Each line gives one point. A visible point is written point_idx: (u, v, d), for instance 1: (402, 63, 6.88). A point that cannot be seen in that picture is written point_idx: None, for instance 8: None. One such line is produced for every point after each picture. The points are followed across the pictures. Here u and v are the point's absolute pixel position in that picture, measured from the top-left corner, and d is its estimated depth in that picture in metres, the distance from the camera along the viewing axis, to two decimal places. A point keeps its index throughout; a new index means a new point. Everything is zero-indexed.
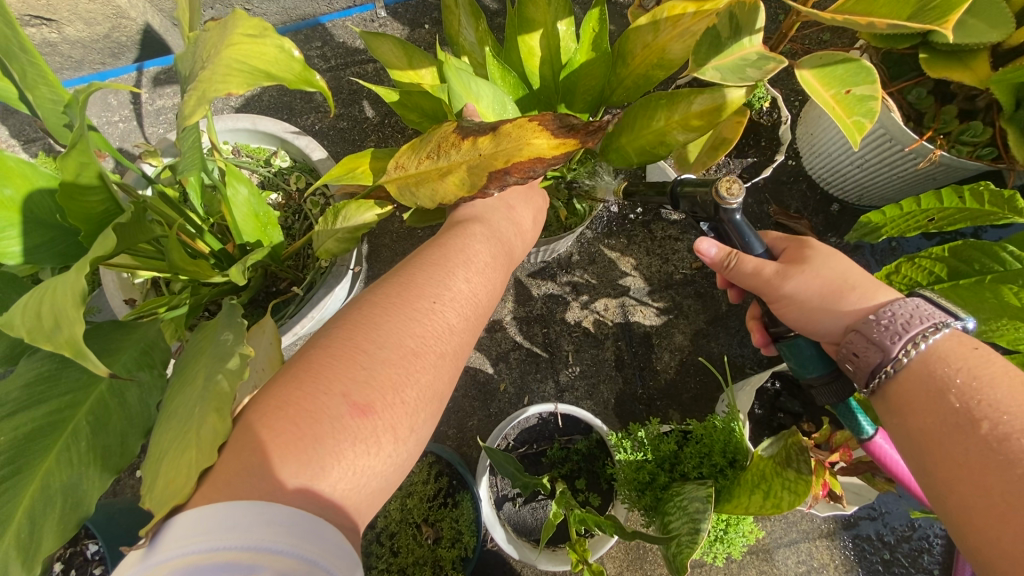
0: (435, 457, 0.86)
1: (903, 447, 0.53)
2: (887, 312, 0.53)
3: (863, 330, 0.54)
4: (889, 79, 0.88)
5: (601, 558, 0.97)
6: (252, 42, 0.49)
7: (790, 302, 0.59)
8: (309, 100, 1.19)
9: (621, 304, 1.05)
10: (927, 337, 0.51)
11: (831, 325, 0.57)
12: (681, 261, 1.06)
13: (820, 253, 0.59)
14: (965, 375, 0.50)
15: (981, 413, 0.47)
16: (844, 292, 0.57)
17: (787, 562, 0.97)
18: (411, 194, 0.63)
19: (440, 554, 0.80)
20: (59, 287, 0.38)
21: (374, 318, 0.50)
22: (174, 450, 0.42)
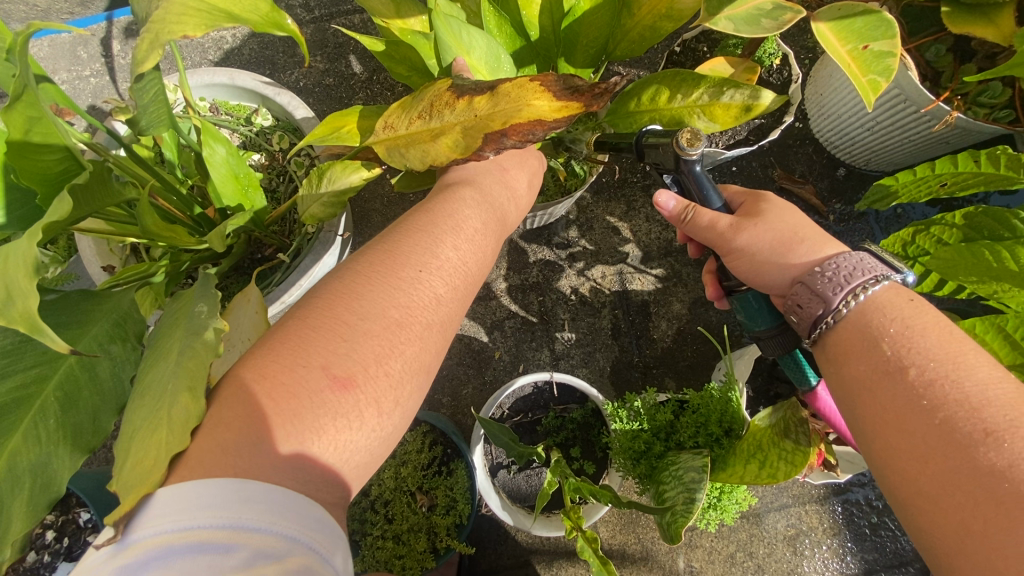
0: (429, 426, 0.86)
1: (843, 403, 0.53)
2: (829, 264, 0.54)
3: (808, 281, 0.54)
4: (906, 35, 0.83)
5: (595, 522, 0.98)
6: None
7: (742, 256, 0.59)
8: (293, 54, 1.12)
9: (619, 271, 1.03)
10: (867, 289, 0.52)
11: (779, 279, 0.58)
12: None
13: (774, 206, 0.61)
14: (899, 324, 0.50)
15: (910, 361, 0.48)
16: (793, 244, 0.57)
17: (777, 525, 0.99)
18: (401, 155, 0.58)
19: (435, 520, 0.80)
20: (10, 255, 0.35)
21: (358, 287, 0.48)
22: (144, 432, 0.40)
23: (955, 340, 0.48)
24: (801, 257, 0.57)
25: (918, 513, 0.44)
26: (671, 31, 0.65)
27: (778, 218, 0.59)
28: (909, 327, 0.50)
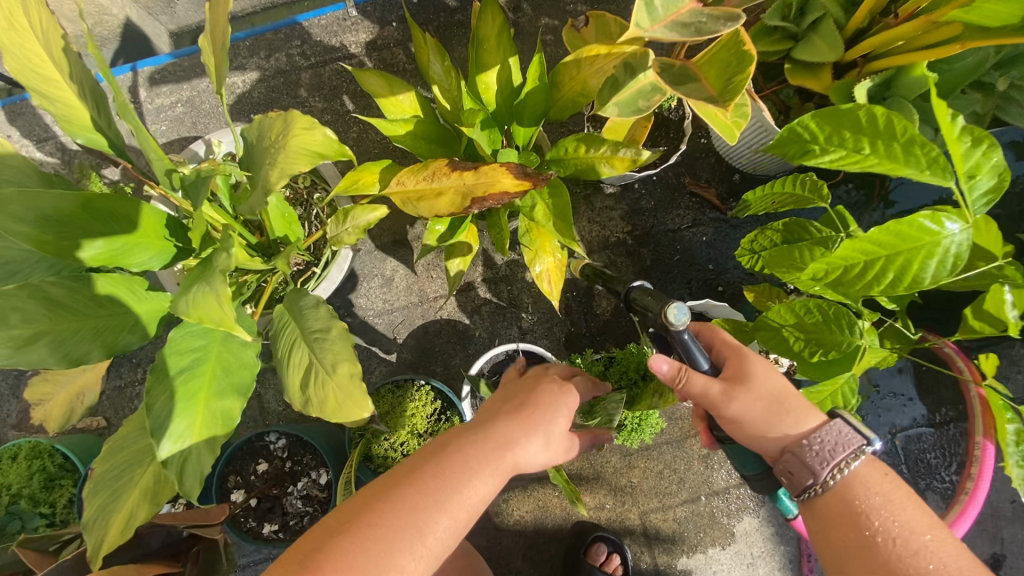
0: (431, 387, 1.14)
1: (820, 537, 0.76)
2: (818, 440, 0.76)
3: (798, 453, 0.76)
4: (766, 82, 1.13)
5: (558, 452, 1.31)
6: (307, 133, 0.70)
7: (733, 419, 0.80)
8: (296, 97, 1.38)
9: (568, 263, 1.32)
10: (848, 464, 0.74)
11: (769, 445, 0.79)
12: (615, 226, 1.33)
13: (757, 371, 0.81)
14: (879, 497, 0.72)
15: (877, 522, 0.70)
16: (779, 416, 0.79)
17: (694, 447, 1.32)
18: (413, 206, 0.88)
19: None
20: (213, 291, 0.63)
21: (421, 480, 0.63)
22: (327, 380, 0.77)
23: (918, 509, 0.71)
24: (792, 428, 0.78)
25: None
26: (585, 104, 0.94)
27: (770, 389, 0.80)
28: (871, 498, 0.72)
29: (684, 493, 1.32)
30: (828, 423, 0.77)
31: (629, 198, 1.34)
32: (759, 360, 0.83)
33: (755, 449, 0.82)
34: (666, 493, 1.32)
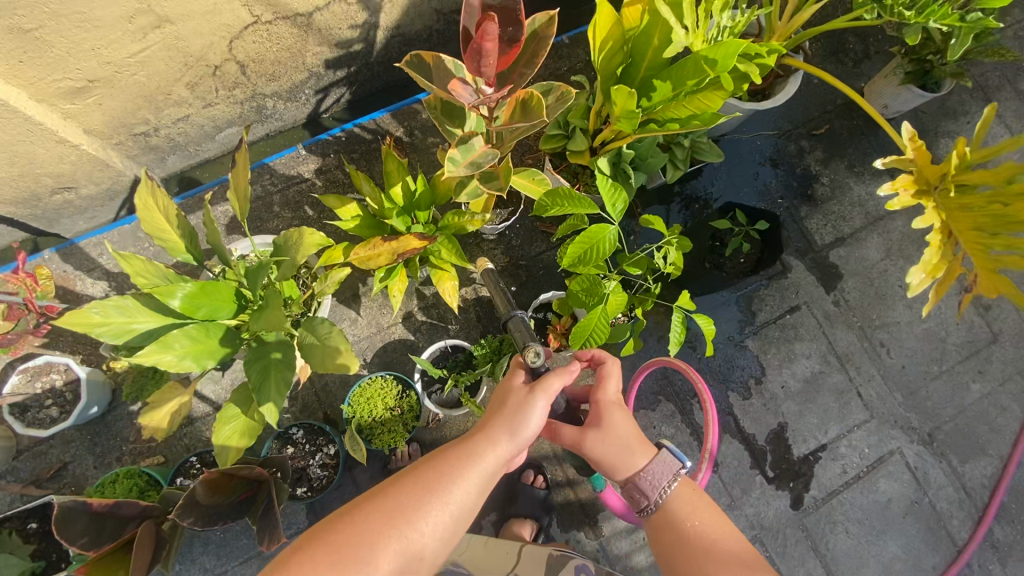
0: (396, 378, 1.79)
1: (663, 546, 1.18)
2: (646, 473, 1.22)
3: (637, 483, 1.22)
4: (562, 161, 1.93)
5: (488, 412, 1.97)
6: (311, 237, 1.36)
7: (597, 455, 1.27)
8: (273, 212, 2.06)
9: (472, 288, 2.03)
10: (671, 484, 1.22)
11: (624, 474, 1.25)
12: (498, 260, 2.07)
13: (615, 420, 1.27)
14: (689, 512, 1.18)
15: (690, 519, 1.17)
16: (624, 455, 1.25)
17: None
18: (365, 265, 1.56)
19: (407, 417, 1.75)
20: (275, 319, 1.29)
21: (451, 484, 0.98)
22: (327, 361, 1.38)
23: (710, 510, 1.19)
24: (637, 465, 1.24)
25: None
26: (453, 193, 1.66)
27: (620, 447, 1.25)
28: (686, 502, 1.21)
29: None
30: (655, 459, 1.24)
31: (504, 241, 2.08)
32: (617, 410, 1.28)
33: (610, 474, 1.28)
34: None
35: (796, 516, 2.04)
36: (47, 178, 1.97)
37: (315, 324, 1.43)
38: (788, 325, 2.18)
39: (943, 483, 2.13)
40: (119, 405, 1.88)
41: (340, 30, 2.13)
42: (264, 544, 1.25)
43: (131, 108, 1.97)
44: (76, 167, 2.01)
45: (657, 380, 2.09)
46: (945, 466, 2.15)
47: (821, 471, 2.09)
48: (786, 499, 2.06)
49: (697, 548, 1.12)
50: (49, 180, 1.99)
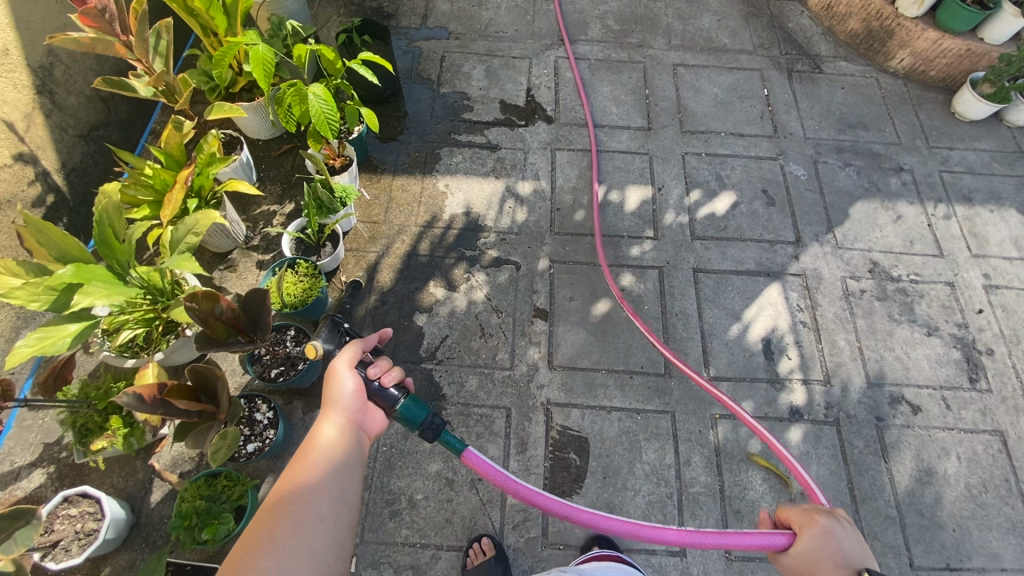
0: (279, 266, 2.25)
1: (799, 568, 1.42)
2: (845, 540, 1.39)
3: (826, 529, 1.42)
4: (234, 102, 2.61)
5: (363, 249, 2.57)
6: (107, 189, 1.79)
7: (818, 547, 1.40)
8: None
9: (278, 215, 2.60)
10: (846, 521, 1.45)
11: (800, 551, 1.42)
12: (274, 189, 2.67)
13: (840, 533, 1.41)
14: (810, 553, 1.40)
15: (831, 535, 1.41)
16: (813, 561, 1.39)
17: (394, 193, 2.71)
18: (172, 206, 2.04)
19: (308, 270, 2.24)
20: None
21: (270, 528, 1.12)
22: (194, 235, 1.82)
23: (830, 561, 1.37)
24: None
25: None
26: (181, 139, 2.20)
27: (821, 547, 1.39)
28: (851, 544, 1.39)
29: (414, 204, 2.69)
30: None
31: (265, 179, 2.69)
32: (850, 537, 1.40)
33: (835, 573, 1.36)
34: (411, 212, 2.67)
35: (557, 124, 2.96)
36: None
37: (177, 239, 1.82)
38: (449, 66, 3.12)
39: (591, 48, 3.24)
40: (142, 505, 2.02)
41: (22, 192, 2.51)
42: (268, 323, 1.73)
43: None
44: None
45: (426, 146, 2.86)
46: (583, 43, 3.26)
47: (541, 98, 3.04)
48: (544, 122, 2.96)
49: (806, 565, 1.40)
50: None
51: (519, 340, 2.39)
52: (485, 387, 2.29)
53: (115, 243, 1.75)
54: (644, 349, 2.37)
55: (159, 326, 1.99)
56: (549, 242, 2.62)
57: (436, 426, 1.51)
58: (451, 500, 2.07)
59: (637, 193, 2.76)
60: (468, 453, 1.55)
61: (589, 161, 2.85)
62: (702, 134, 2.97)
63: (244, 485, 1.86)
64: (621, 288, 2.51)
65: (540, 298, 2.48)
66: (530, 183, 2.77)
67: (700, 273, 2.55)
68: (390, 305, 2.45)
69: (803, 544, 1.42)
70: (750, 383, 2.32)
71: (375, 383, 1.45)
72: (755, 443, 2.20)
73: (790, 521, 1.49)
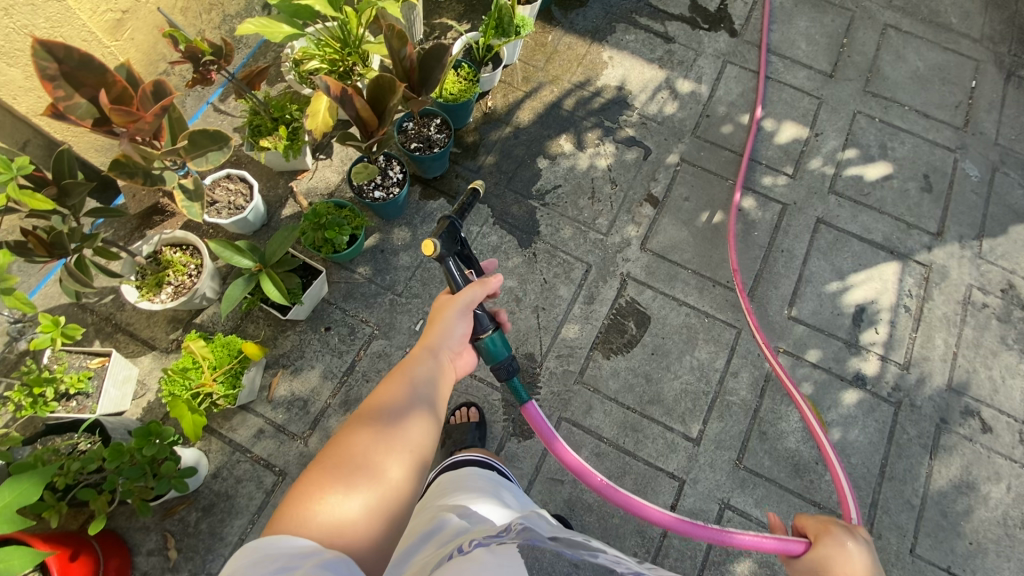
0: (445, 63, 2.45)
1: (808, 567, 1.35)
2: (862, 546, 1.33)
3: (843, 533, 1.35)
4: None
5: (515, 86, 2.70)
6: None
7: (832, 552, 1.32)
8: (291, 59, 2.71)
9: (454, 29, 2.77)
10: (868, 535, 1.39)
11: (814, 556, 1.34)
12: (457, 7, 2.84)
13: (849, 538, 1.34)
14: (825, 558, 1.33)
15: (847, 540, 1.33)
16: (826, 565, 1.32)
17: (560, 48, 2.80)
18: None
19: (469, 75, 2.43)
20: None
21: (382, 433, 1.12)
22: None
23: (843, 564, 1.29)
24: None
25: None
26: None
27: (836, 554, 1.31)
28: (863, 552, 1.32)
29: (574, 64, 2.77)
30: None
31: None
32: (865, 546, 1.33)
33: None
34: (569, 69, 2.75)
35: (738, 39, 2.88)
36: None
37: None
38: None
39: None
40: (274, 214, 2.39)
41: None
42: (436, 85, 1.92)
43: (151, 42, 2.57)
44: None
45: (605, 16, 2.88)
46: None
47: (733, 10, 2.95)
48: (726, 33, 2.89)
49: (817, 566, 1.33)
50: None
51: (623, 213, 2.47)
52: (577, 239, 2.42)
53: None
54: (736, 267, 2.40)
55: (338, 72, 2.26)
56: (686, 142, 2.64)
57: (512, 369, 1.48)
58: (514, 315, 2.28)
59: (792, 129, 2.68)
60: (529, 405, 1.54)
61: (756, 84, 2.77)
62: (884, 100, 2.78)
63: (358, 221, 2.13)
64: (738, 208, 2.51)
65: (657, 187, 2.53)
66: (689, 84, 2.76)
67: (823, 224, 2.49)
68: (520, 140, 2.59)
69: (818, 552, 1.33)
70: (826, 337, 2.30)
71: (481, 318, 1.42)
72: (807, 387, 2.22)
73: (805, 530, 1.41)
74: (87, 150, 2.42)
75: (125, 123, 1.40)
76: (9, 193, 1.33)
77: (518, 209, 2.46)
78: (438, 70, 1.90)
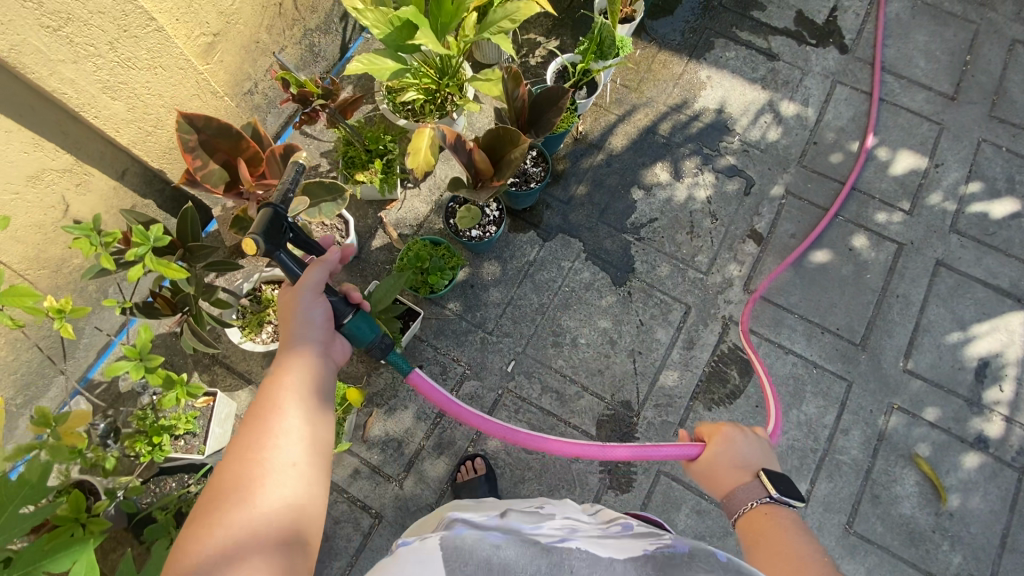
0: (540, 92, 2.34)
1: (704, 471, 1.52)
2: (750, 441, 1.50)
3: (732, 430, 1.52)
4: None
5: (606, 109, 2.57)
6: None
7: (718, 449, 1.49)
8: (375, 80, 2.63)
9: (542, 47, 2.64)
10: (754, 430, 1.57)
11: (704, 457, 1.52)
12: (546, 21, 2.69)
13: (738, 435, 1.51)
14: (713, 459, 1.49)
15: (731, 435, 1.51)
16: (716, 466, 1.48)
17: (655, 66, 2.63)
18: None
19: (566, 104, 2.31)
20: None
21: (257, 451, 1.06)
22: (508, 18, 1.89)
23: (730, 459, 1.47)
24: (728, 484, 1.43)
25: (704, 476, 1.52)
26: None
27: (722, 451, 1.48)
28: (756, 449, 1.49)
29: (670, 84, 2.61)
30: (751, 483, 1.39)
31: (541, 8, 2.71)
32: (754, 444, 1.50)
33: (737, 477, 1.43)
34: (664, 90, 2.60)
35: (849, 56, 2.65)
36: None
37: (491, 22, 1.92)
38: None
39: None
40: (364, 245, 2.35)
41: None
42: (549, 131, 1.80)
43: (239, 62, 2.54)
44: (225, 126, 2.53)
45: (703, 30, 2.69)
46: None
47: (844, 22, 2.71)
48: (836, 49, 2.67)
49: (709, 465, 1.50)
50: None
51: (724, 251, 2.34)
52: (674, 278, 2.30)
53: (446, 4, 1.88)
54: (846, 313, 2.25)
55: (435, 102, 2.18)
56: (791, 173, 2.47)
57: (383, 348, 1.46)
58: (608, 358, 2.20)
59: (909, 159, 2.47)
60: (412, 375, 1.50)
61: (869, 108, 2.56)
62: (1013, 127, 2.53)
63: (456, 260, 2.09)
64: (848, 247, 2.35)
65: (760, 222, 2.38)
66: (795, 107, 2.57)
67: (942, 268, 2.30)
68: (613, 168, 2.47)
69: (710, 452, 1.50)
70: (945, 393, 2.15)
71: (338, 301, 1.34)
72: (924, 447, 2.08)
73: (703, 437, 1.58)
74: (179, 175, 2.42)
75: (251, 180, 1.32)
76: (147, 264, 1.28)
77: (612, 244, 2.35)
78: (550, 115, 1.80)
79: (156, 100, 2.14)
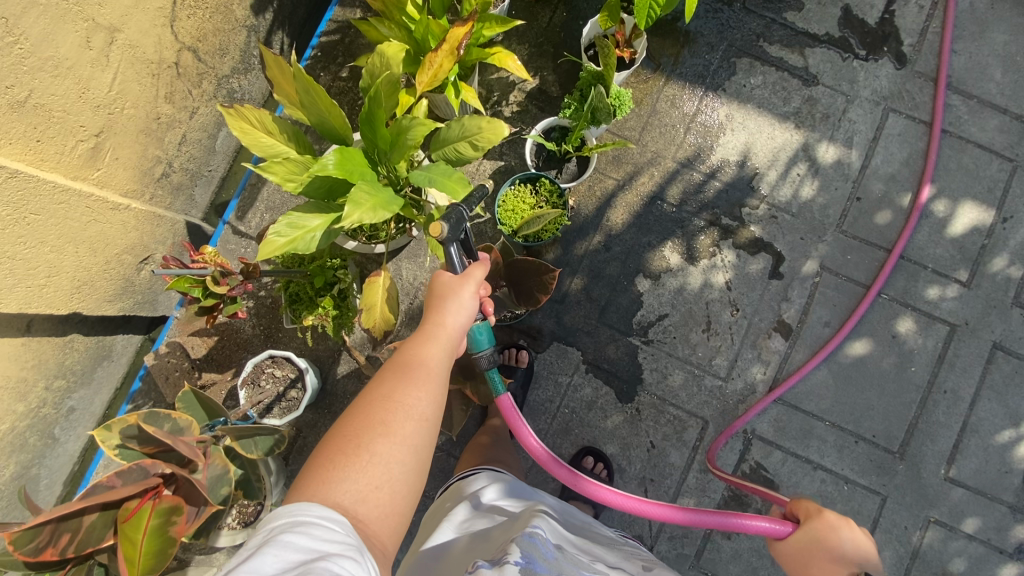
0: (522, 180, 1.86)
1: (790, 555, 1.24)
2: (850, 537, 1.18)
3: (829, 520, 1.19)
4: None
5: (603, 172, 2.08)
6: (381, 53, 1.33)
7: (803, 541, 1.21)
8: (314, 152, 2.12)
9: (518, 90, 2.06)
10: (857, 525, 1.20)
11: (788, 544, 1.24)
12: (520, 50, 2.08)
13: (836, 525, 1.19)
14: (796, 546, 1.22)
15: (827, 521, 1.19)
16: (802, 556, 1.21)
17: (662, 105, 2.09)
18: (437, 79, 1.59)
19: (553, 200, 1.85)
20: (410, 129, 1.35)
21: (394, 393, 1.05)
22: (465, 146, 1.41)
23: (822, 556, 1.18)
24: None
25: (784, 559, 1.25)
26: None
27: (818, 544, 1.18)
28: (855, 545, 1.17)
29: (680, 130, 2.08)
30: None
31: (513, 32, 2.09)
32: (854, 538, 1.18)
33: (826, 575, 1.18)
34: (673, 139, 2.08)
35: (908, 71, 2.09)
36: (128, 255, 2.07)
37: (446, 141, 1.44)
38: None
39: None
40: (328, 374, 2.03)
41: None
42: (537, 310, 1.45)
43: (140, 149, 2.01)
44: (141, 232, 2.09)
45: (721, 48, 2.10)
46: None
47: (903, 20, 2.10)
48: (890, 62, 2.10)
49: (795, 552, 1.23)
50: (129, 257, 2.08)
51: (746, 350, 2.01)
52: (688, 388, 2.00)
53: (381, 129, 1.38)
54: (884, 416, 1.99)
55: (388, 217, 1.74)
56: (827, 241, 2.05)
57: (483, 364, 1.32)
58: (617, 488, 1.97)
59: (972, 214, 2.04)
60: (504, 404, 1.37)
61: (928, 144, 2.06)
62: None
63: None
64: (892, 334, 2.02)
65: (789, 310, 2.02)
66: (836, 150, 2.07)
67: (1000, 353, 1.99)
68: (613, 253, 2.05)
69: (799, 537, 1.21)
70: (987, 501, 1.95)
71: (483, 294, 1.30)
72: (959, 563, 1.93)
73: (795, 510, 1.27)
74: (98, 305, 2.04)
75: (140, 504, 1.10)
76: None
77: (616, 351, 2.01)
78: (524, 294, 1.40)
79: (36, 250, 1.71)
